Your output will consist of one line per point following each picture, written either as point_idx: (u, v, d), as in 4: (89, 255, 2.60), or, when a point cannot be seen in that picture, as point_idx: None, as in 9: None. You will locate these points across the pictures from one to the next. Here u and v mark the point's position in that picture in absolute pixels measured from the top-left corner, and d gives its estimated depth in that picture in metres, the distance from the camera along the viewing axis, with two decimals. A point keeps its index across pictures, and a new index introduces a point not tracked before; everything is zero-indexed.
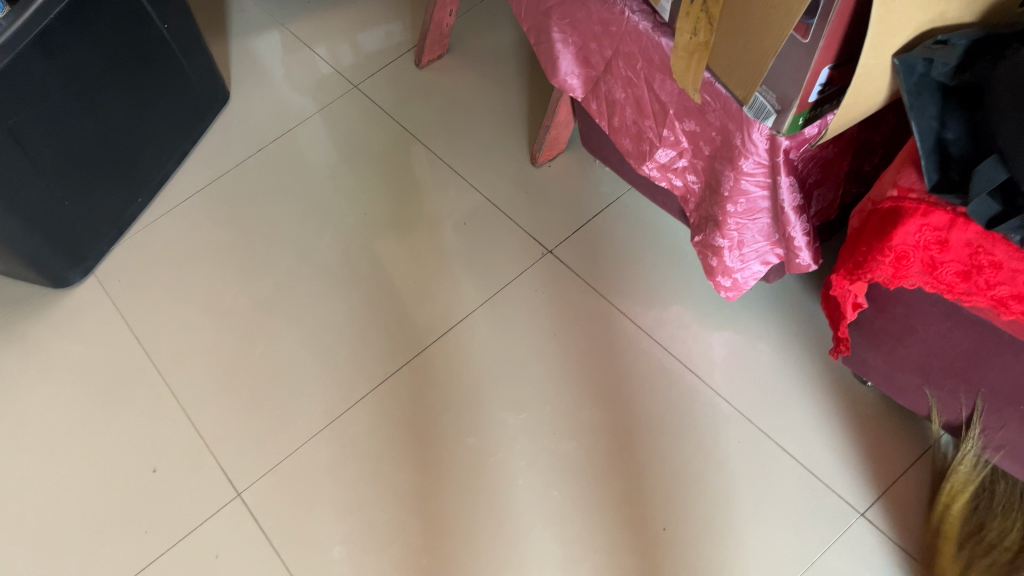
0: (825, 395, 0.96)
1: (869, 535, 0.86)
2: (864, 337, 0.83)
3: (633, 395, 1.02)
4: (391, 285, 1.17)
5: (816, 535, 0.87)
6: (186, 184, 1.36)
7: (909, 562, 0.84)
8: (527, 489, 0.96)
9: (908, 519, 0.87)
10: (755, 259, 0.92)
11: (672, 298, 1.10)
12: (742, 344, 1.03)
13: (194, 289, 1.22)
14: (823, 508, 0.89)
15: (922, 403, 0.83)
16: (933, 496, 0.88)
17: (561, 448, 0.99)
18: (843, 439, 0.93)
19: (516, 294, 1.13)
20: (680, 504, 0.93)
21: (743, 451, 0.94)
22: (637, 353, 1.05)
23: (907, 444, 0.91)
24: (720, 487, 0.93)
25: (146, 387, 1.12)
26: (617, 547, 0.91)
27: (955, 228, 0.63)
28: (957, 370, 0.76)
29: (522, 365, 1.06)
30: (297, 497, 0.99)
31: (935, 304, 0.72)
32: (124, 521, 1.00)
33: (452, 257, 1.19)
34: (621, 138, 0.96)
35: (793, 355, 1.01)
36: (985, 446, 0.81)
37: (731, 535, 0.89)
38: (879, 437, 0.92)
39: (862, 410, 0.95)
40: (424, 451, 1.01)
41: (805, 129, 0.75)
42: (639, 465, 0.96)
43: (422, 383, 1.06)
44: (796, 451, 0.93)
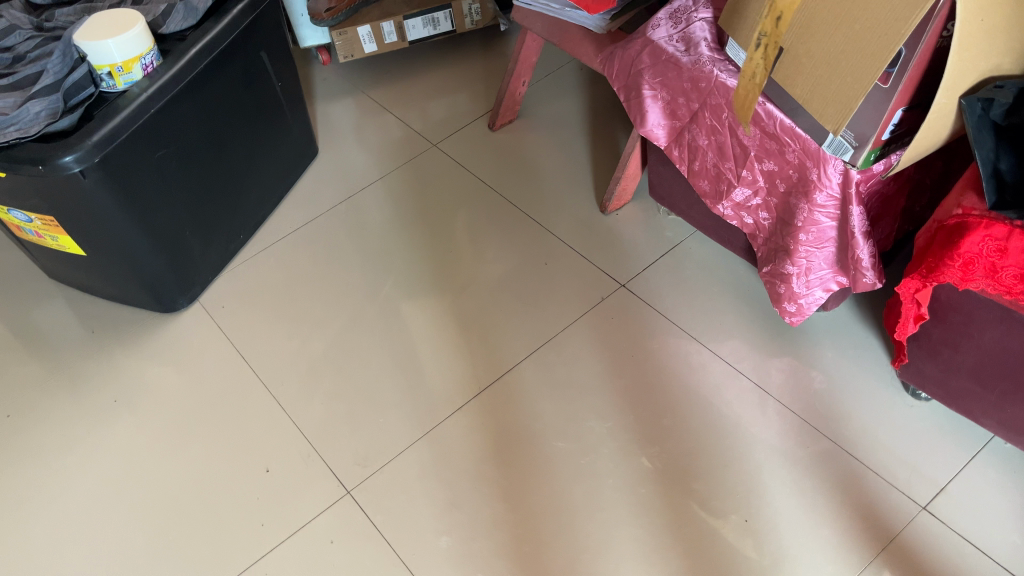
0: (882, 408, 1.09)
1: (932, 526, 0.97)
2: (922, 348, 0.96)
3: (707, 408, 1.13)
4: (477, 313, 1.30)
5: (885, 525, 0.98)
6: (282, 224, 1.50)
7: (969, 548, 0.95)
8: (616, 488, 1.06)
9: (965, 512, 0.98)
10: (818, 286, 1.06)
11: (737, 327, 1.23)
12: (803, 365, 1.16)
13: (294, 314, 1.34)
14: (886, 502, 1.00)
15: (974, 408, 0.95)
16: (985, 494, 0.99)
17: (644, 453, 1.09)
18: (902, 445, 1.05)
19: (594, 322, 1.26)
20: (757, 500, 1.03)
21: (811, 454, 1.06)
22: (707, 373, 1.17)
23: (959, 450, 1.03)
24: (794, 486, 1.03)
25: (255, 397, 1.22)
26: (702, 538, 1.01)
27: (1013, 237, 0.76)
28: (1008, 372, 0.88)
29: (604, 383, 1.18)
30: (403, 493, 1.08)
31: (990, 310, 0.85)
32: (242, 513, 1.08)
33: (533, 290, 1.32)
34: (699, 180, 1.12)
35: (849, 376, 1.13)
36: None
37: (807, 529, 0.99)
38: (933, 442, 1.04)
39: (916, 421, 1.07)
40: (519, 455, 1.11)
41: (875, 164, 0.89)
42: (718, 468, 1.07)
43: (513, 397, 1.18)
44: (861, 454, 1.05)
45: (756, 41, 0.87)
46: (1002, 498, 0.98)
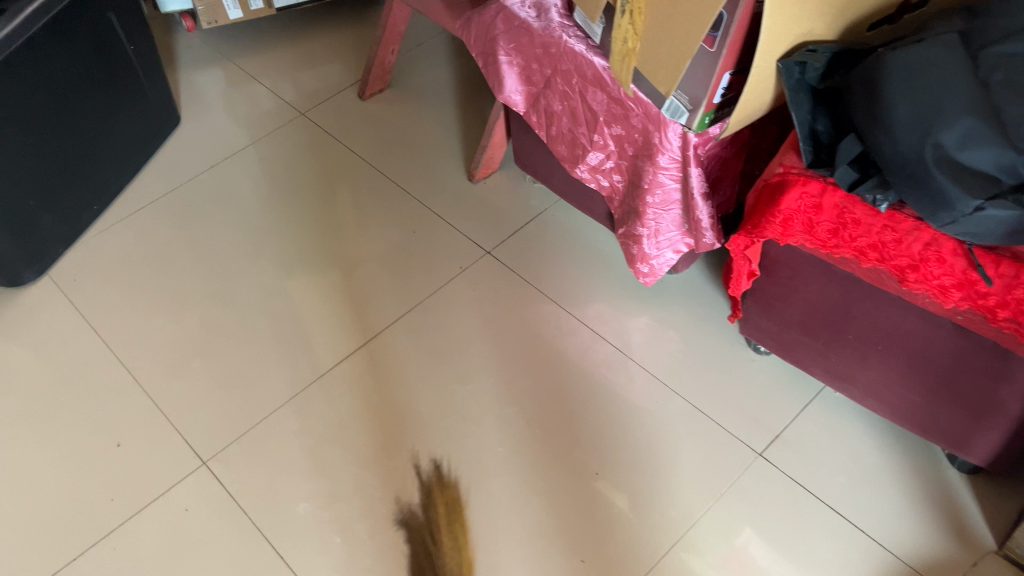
0: (727, 362, 1.14)
1: (767, 470, 1.02)
2: (758, 304, 1.02)
3: (565, 368, 1.16)
4: (342, 281, 1.29)
5: (724, 471, 1.03)
6: (140, 195, 1.44)
7: (798, 488, 1.00)
8: (476, 446, 1.08)
9: (797, 455, 1.03)
10: (668, 247, 1.10)
11: (597, 289, 1.26)
12: (657, 325, 1.20)
13: (151, 286, 1.29)
14: (726, 450, 1.05)
15: (805, 357, 1.02)
16: (816, 437, 1.04)
17: (503, 412, 1.11)
18: (745, 396, 1.10)
19: (459, 288, 1.27)
20: (609, 453, 1.06)
21: (660, 408, 1.10)
22: (567, 334, 1.20)
23: (794, 398, 1.09)
24: (643, 438, 1.07)
25: (107, 371, 1.18)
26: (557, 491, 1.03)
27: (827, 194, 0.82)
28: (830, 322, 0.95)
29: (468, 346, 1.19)
30: (261, 462, 1.07)
31: (812, 264, 0.90)
32: (90, 489, 1.05)
33: (399, 258, 1.32)
34: (557, 145, 1.14)
35: (700, 333, 1.18)
36: (852, 389, 0.99)
37: (655, 477, 1.03)
38: (771, 392, 1.10)
39: (757, 373, 1.12)
40: (380, 418, 1.11)
41: (710, 128, 0.93)
42: (574, 423, 1.10)
43: (376, 363, 1.17)
44: (706, 407, 1.10)
45: (621, 8, 0.88)
46: (831, 440, 1.04)
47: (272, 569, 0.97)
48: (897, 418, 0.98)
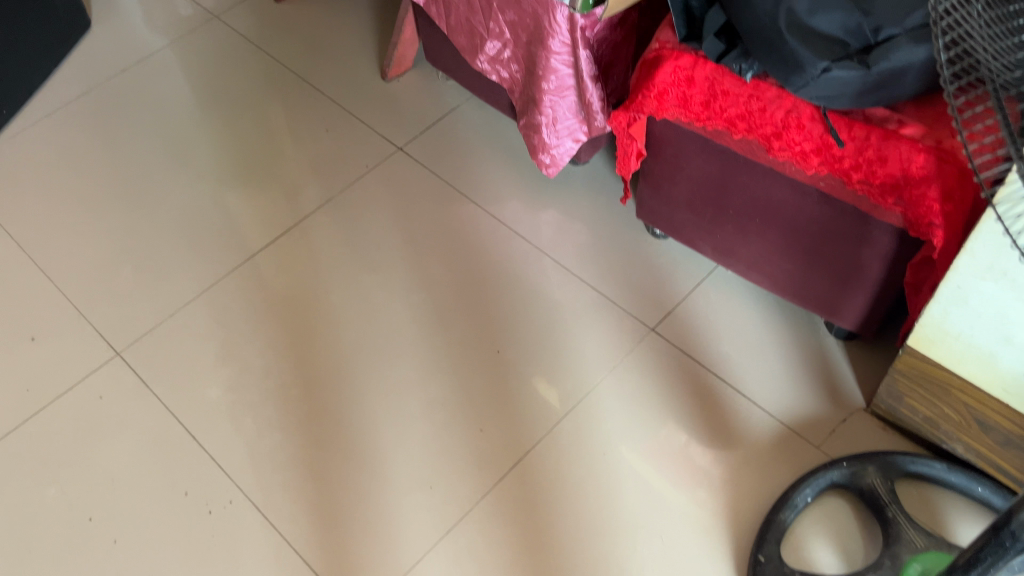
0: (628, 247, 1.18)
1: (658, 343, 1.08)
2: (649, 185, 1.06)
3: (473, 256, 1.20)
4: (256, 180, 1.30)
5: (619, 345, 1.08)
6: (50, 100, 1.42)
7: (687, 359, 1.06)
8: (384, 329, 1.12)
9: (688, 329, 1.09)
10: (567, 135, 1.13)
11: (507, 182, 1.29)
12: (562, 215, 1.24)
13: (63, 188, 1.29)
14: (622, 326, 1.10)
15: (694, 235, 1.06)
16: (707, 312, 1.10)
17: (411, 298, 1.15)
18: (643, 277, 1.15)
19: (371, 184, 1.29)
20: (511, 333, 1.11)
21: (562, 290, 1.15)
22: (476, 225, 1.23)
23: (689, 277, 1.14)
24: (544, 318, 1.12)
25: (19, 270, 1.19)
26: (461, 367, 1.08)
27: (697, 67, 0.85)
28: (712, 197, 0.99)
29: (379, 238, 1.22)
30: (174, 351, 1.10)
31: (692, 140, 0.94)
32: (5, 381, 1.07)
33: (312, 156, 1.33)
34: (457, 37, 1.15)
35: (603, 221, 1.22)
36: (737, 263, 1.05)
37: (554, 353, 1.08)
38: (667, 272, 1.15)
39: (655, 255, 1.17)
40: (291, 307, 1.14)
41: (595, 9, 0.95)
42: (479, 307, 1.14)
43: (288, 256, 1.20)
44: (605, 288, 1.14)
45: None
46: (720, 315, 1.09)
47: (185, 447, 1.01)
48: (776, 289, 1.03)
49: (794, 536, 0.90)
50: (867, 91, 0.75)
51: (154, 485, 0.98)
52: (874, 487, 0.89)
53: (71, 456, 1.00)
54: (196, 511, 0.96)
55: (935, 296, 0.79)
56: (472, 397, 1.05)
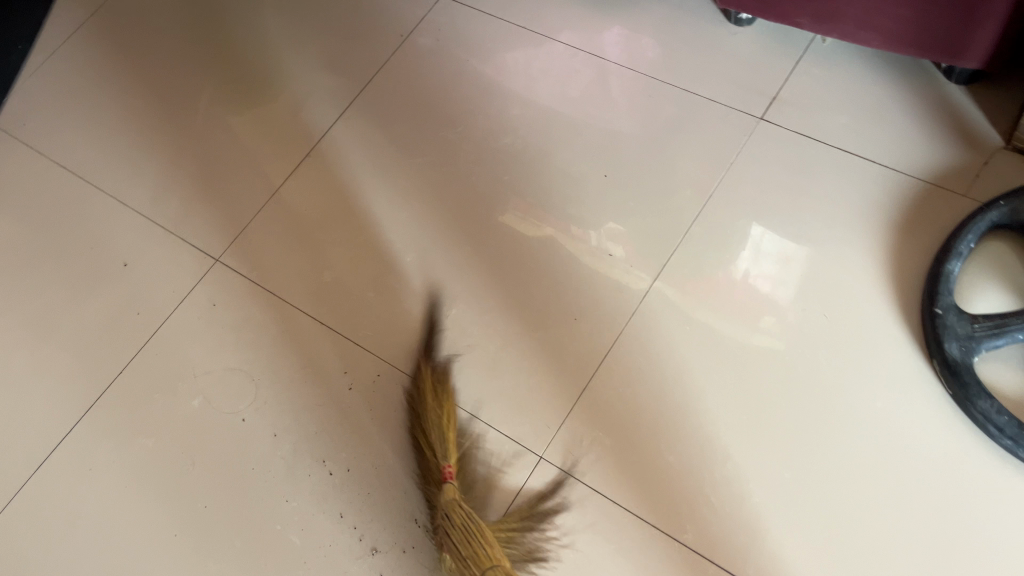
0: (711, 43, 1.11)
1: (770, 131, 1.02)
2: None
3: (549, 88, 1.13)
4: (300, 62, 1.23)
5: (728, 142, 1.03)
6: (61, 24, 1.34)
7: (804, 140, 1.00)
8: (479, 179, 1.07)
9: (797, 111, 1.03)
10: None
11: (563, 5, 1.20)
12: (633, 24, 1.16)
13: (104, 109, 1.23)
14: (726, 123, 1.04)
15: (790, 7, 0.98)
16: (813, 89, 1.03)
17: (497, 143, 1.10)
18: (736, 69, 1.08)
19: (422, 40, 1.22)
20: (612, 154, 1.05)
21: (653, 101, 1.08)
22: (543, 56, 1.16)
23: (785, 59, 1.07)
24: (642, 132, 1.06)
25: (89, 201, 1.14)
26: (568, 199, 1.03)
27: None
28: None
29: (445, 92, 1.16)
30: (273, 246, 1.07)
31: None
32: (113, 308, 1.05)
33: (352, 25, 1.25)
34: None
35: (677, 22, 1.14)
36: (842, 27, 0.97)
37: (662, 163, 1.03)
38: (759, 59, 1.08)
39: (742, 45, 1.09)
40: (377, 179, 1.10)
41: None
42: (570, 136, 1.08)
43: (357, 131, 1.15)
44: (698, 89, 1.08)
45: None
46: (828, 89, 1.03)
47: (312, 333, 0.99)
48: (889, 45, 0.96)
49: (962, 285, 0.86)
50: None
51: (293, 375, 0.97)
52: None
53: (204, 365, 0.99)
54: (337, 389, 0.95)
55: None
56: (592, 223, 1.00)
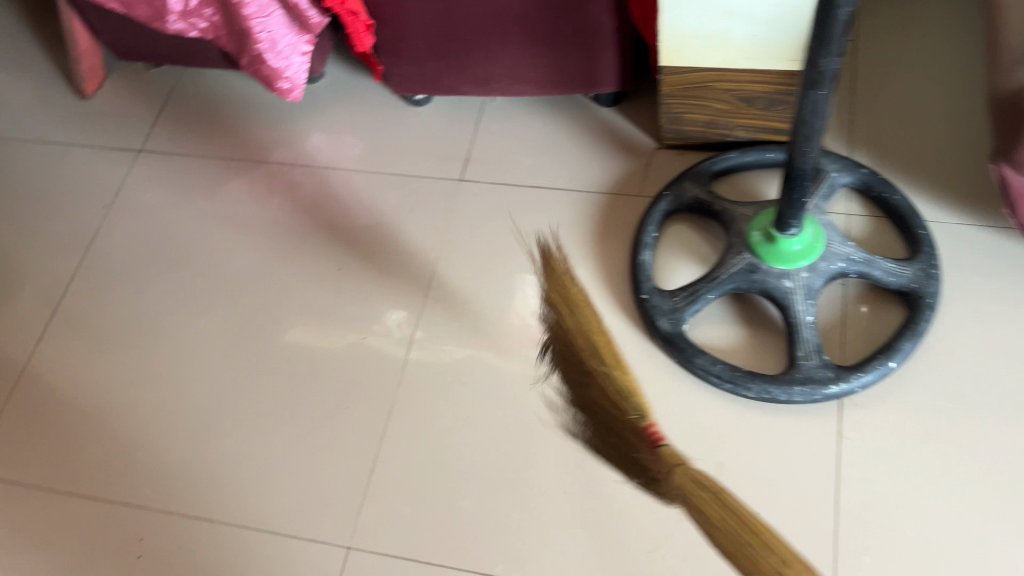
0: (399, 125, 1.20)
1: (471, 188, 1.12)
2: (390, 55, 1.08)
3: (265, 206, 1.18)
4: (8, 250, 1.20)
5: (439, 207, 1.12)
6: None
7: (501, 186, 1.12)
8: (221, 310, 1.09)
9: (488, 164, 1.14)
10: (294, 53, 1.09)
11: (258, 127, 1.26)
12: (330, 126, 1.23)
13: None
14: (433, 191, 1.14)
15: (451, 79, 1.10)
16: (497, 142, 1.16)
17: (229, 271, 1.12)
18: (428, 142, 1.18)
19: (131, 196, 1.23)
20: (338, 248, 1.11)
21: (363, 190, 1.16)
22: (252, 179, 1.21)
23: (466, 122, 1.18)
24: (361, 221, 1.13)
25: None
26: (309, 301, 1.07)
27: None
28: (450, 33, 1.03)
29: (166, 238, 1.17)
30: (23, 442, 1.02)
31: None
32: None
33: (55, 200, 1.24)
34: (138, 9, 1.10)
35: (365, 115, 1.23)
36: (499, 84, 1.10)
37: (386, 244, 1.10)
38: (445, 128, 1.19)
39: (427, 120, 1.20)
40: (118, 340, 1.09)
41: None
42: (296, 244, 1.13)
43: (85, 301, 1.13)
44: (400, 169, 1.17)
45: None
46: (508, 138, 1.15)
47: (87, 514, 0.96)
48: (542, 89, 1.11)
49: (659, 270, 0.99)
50: None
51: (77, 563, 0.93)
52: (695, 197, 1.00)
53: None
54: (127, 560, 0.92)
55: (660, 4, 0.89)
56: (341, 317, 1.04)
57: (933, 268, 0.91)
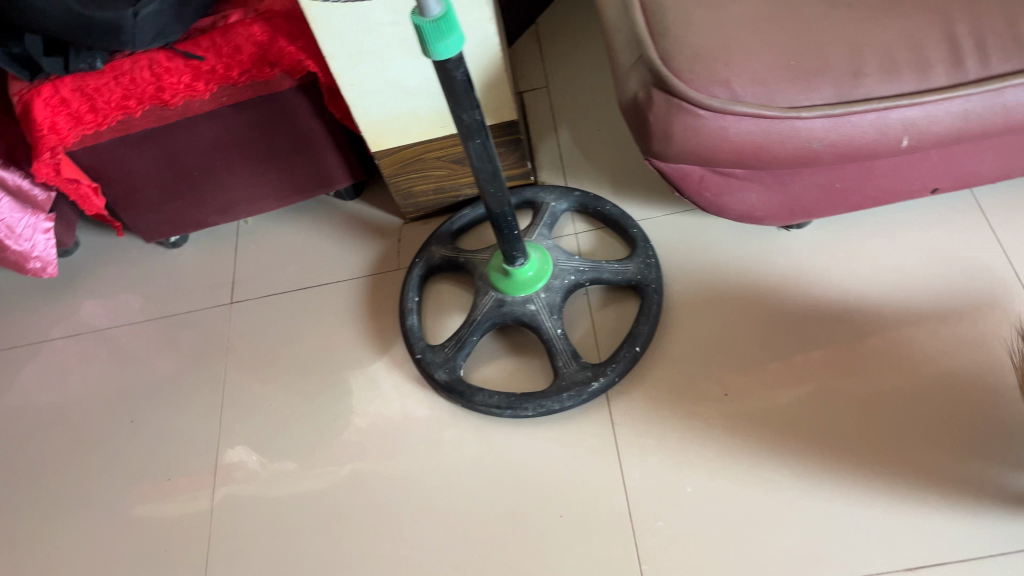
0: (163, 269, 1.24)
1: (244, 307, 1.18)
2: (128, 208, 1.12)
3: (47, 384, 1.18)
4: None
5: (217, 333, 1.16)
6: None
7: (272, 297, 1.18)
8: (24, 501, 1.08)
9: (255, 280, 1.20)
10: (36, 232, 1.13)
11: (22, 311, 1.26)
12: (100, 290, 1.25)
13: None
14: (208, 320, 1.18)
15: (195, 212, 1.16)
16: (258, 258, 1.22)
17: (25, 460, 1.12)
18: (193, 277, 1.22)
19: None
20: (131, 403, 1.14)
21: (141, 340, 1.19)
22: (27, 362, 1.21)
23: (225, 248, 1.24)
24: (146, 370, 1.16)
25: None
26: (113, 464, 1.09)
27: (60, 90, 0.92)
28: (177, 175, 1.09)
29: None
30: None
31: (116, 147, 1.02)
32: None
33: None
34: None
35: (127, 269, 1.26)
36: (241, 205, 1.17)
37: (175, 385, 1.14)
38: (206, 259, 1.24)
39: (188, 257, 1.25)
40: None
41: None
42: (87, 411, 1.14)
43: None
44: (173, 309, 1.20)
45: None
46: (268, 251, 1.22)
47: None
48: (284, 200, 1.18)
49: (428, 330, 1.08)
50: (179, 12, 0.89)
51: None
52: (442, 256, 1.09)
53: None
54: None
55: (349, 100, 0.98)
56: (156, 471, 1.07)
57: (650, 257, 1.04)
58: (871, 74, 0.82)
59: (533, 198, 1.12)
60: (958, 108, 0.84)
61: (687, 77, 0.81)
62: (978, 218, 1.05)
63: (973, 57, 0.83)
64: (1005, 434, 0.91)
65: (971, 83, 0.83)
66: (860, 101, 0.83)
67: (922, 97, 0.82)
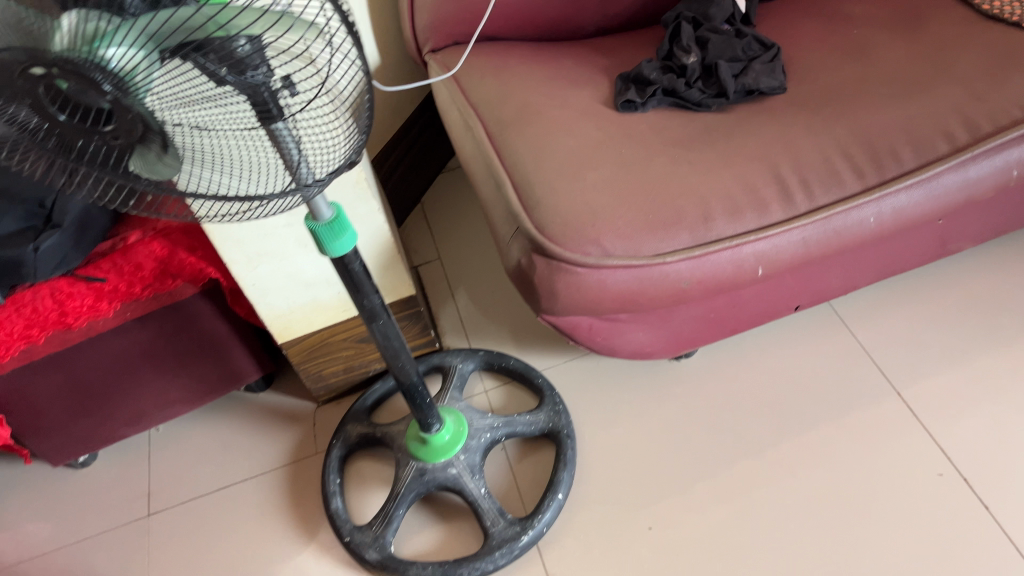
0: (72, 492, 1.21)
1: (161, 517, 1.15)
2: (32, 436, 1.10)
3: None
4: None
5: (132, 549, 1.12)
6: None
7: (189, 501, 1.15)
8: None
9: (171, 488, 1.18)
10: None
11: None
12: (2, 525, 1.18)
13: None
14: (122, 536, 1.13)
15: (102, 428, 1.15)
16: (173, 465, 1.20)
17: None
18: (105, 494, 1.19)
19: None
20: None
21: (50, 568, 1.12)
22: None
23: (137, 460, 1.22)
24: None
25: None
26: None
27: None
28: (82, 395, 1.09)
29: None
30: None
31: (18, 378, 1.02)
32: None
33: None
34: None
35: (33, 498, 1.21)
36: (150, 414, 1.17)
37: None
38: (117, 475, 1.21)
39: (98, 475, 1.22)
40: None
41: None
42: None
43: None
44: (83, 532, 1.15)
45: None
46: (183, 457, 1.21)
47: None
48: (193, 403, 1.19)
49: (354, 511, 1.08)
50: (78, 240, 0.93)
51: None
52: (359, 433, 1.12)
53: None
54: None
55: (252, 298, 1.03)
56: None
57: (558, 403, 1.10)
58: (719, 217, 0.94)
59: (440, 363, 1.17)
60: (797, 237, 0.95)
61: (562, 239, 0.91)
62: (842, 331, 1.16)
63: (801, 193, 0.96)
64: (911, 519, 0.97)
65: (803, 215, 0.95)
66: (714, 241, 0.94)
67: (765, 232, 0.94)
